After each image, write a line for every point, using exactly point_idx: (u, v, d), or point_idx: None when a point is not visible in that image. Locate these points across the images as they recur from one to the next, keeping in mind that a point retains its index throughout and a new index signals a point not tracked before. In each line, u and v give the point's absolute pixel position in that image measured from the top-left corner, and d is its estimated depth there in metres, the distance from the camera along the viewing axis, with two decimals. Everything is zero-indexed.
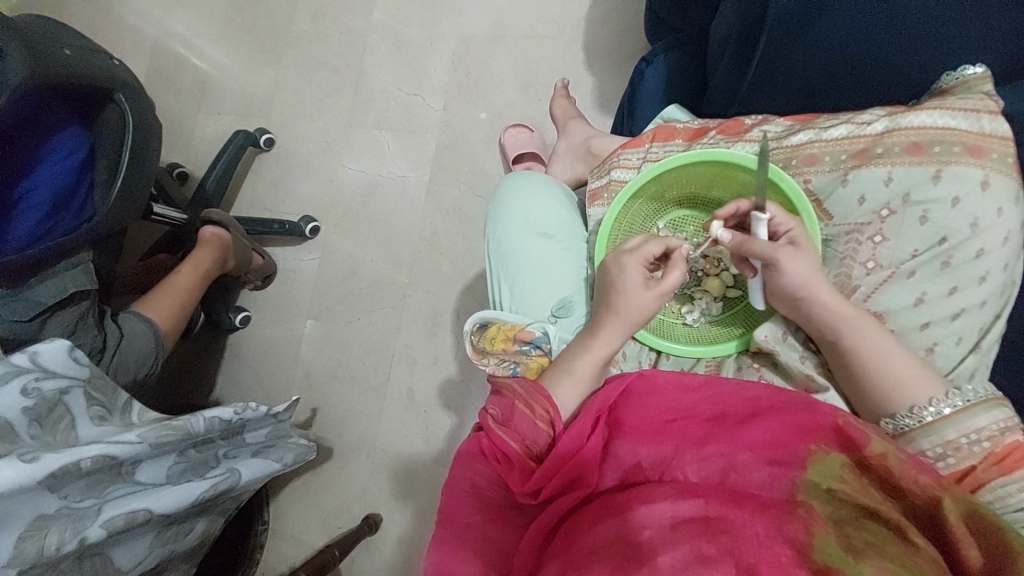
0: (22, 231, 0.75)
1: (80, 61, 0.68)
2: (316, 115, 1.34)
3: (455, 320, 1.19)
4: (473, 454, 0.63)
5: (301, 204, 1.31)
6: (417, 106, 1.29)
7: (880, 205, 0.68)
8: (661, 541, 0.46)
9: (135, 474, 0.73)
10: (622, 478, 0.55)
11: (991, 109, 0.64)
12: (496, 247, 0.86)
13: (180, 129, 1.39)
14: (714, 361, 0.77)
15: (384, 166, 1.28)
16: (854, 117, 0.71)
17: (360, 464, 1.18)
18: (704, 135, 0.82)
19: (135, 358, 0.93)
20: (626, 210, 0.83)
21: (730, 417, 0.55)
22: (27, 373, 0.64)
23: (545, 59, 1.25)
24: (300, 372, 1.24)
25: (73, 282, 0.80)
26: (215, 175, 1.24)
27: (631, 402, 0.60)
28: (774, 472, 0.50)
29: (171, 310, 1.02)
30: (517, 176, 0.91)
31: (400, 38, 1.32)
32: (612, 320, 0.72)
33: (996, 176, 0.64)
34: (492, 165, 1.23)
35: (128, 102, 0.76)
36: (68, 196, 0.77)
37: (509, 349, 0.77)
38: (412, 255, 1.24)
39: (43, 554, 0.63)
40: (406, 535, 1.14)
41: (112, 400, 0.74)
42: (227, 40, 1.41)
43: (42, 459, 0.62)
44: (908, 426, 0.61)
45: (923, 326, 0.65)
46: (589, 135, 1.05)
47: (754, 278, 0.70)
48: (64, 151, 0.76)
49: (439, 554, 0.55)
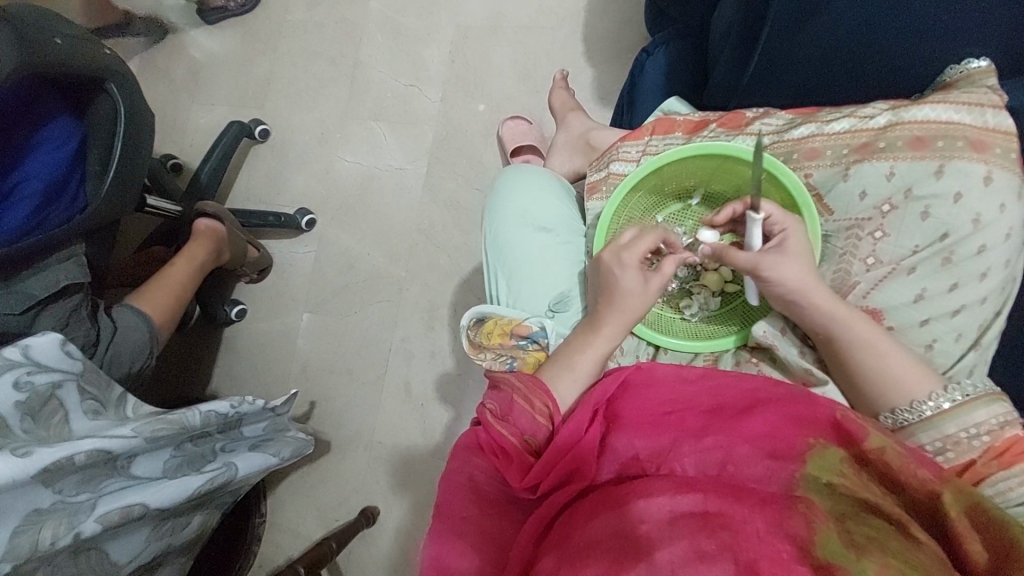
0: (14, 221, 0.74)
1: (70, 49, 0.67)
2: (312, 106, 1.33)
3: (452, 313, 1.19)
4: (471, 447, 0.62)
5: (297, 196, 1.30)
6: (414, 97, 1.28)
7: (881, 199, 0.67)
8: (659, 535, 0.45)
9: (130, 468, 0.72)
10: (619, 471, 0.55)
11: (996, 103, 0.63)
12: (494, 240, 0.85)
13: (174, 120, 1.38)
14: (713, 356, 0.77)
15: (381, 157, 1.27)
16: (856, 111, 0.70)
17: (358, 457, 1.17)
18: (704, 128, 0.81)
19: (129, 352, 0.92)
20: (626, 203, 0.82)
21: (728, 408, 0.55)
22: (19, 367, 0.64)
23: (544, 50, 1.24)
24: (297, 365, 1.23)
25: (66, 275, 0.79)
26: (209, 167, 1.22)
27: (629, 394, 0.60)
28: (772, 466, 0.50)
29: (165, 303, 1.01)
30: (515, 168, 0.90)
31: (397, 28, 1.31)
32: (612, 315, 0.71)
33: (999, 172, 0.63)
34: (490, 157, 1.23)
35: (122, 92, 0.74)
36: (60, 187, 0.76)
37: (506, 343, 0.77)
38: (409, 248, 1.23)
39: (38, 549, 0.62)
40: (403, 529, 1.14)
41: (106, 394, 0.74)
42: (220, 29, 1.39)
43: (35, 454, 0.61)
44: (908, 420, 0.60)
45: (922, 322, 0.65)
46: (588, 128, 1.04)
47: (748, 280, 0.71)
48: (56, 142, 0.75)
49: (437, 548, 0.54)
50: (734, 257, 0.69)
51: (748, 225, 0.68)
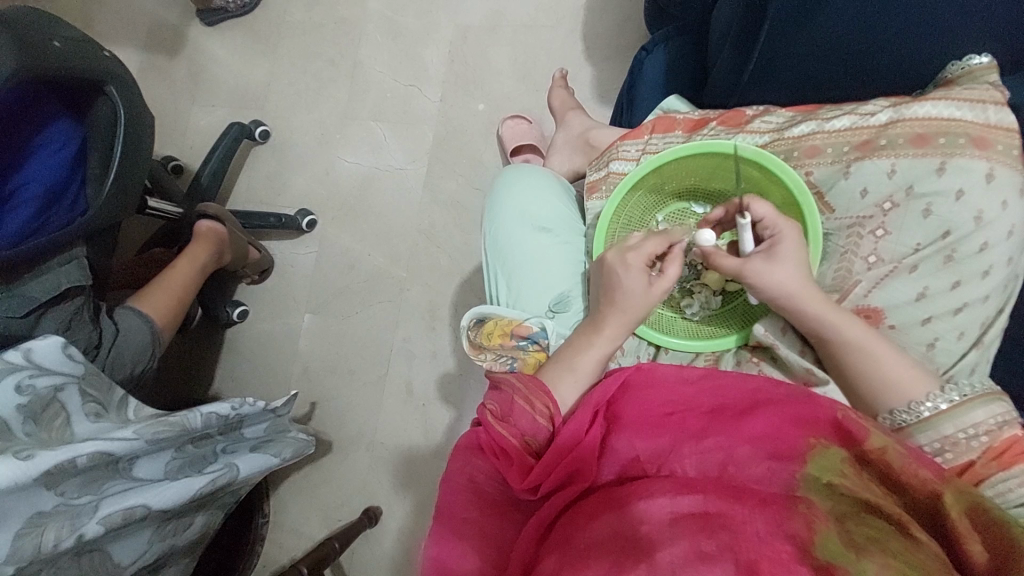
0: (15, 225, 0.73)
1: (69, 52, 0.67)
2: (312, 106, 1.32)
3: (454, 314, 1.19)
4: (471, 448, 0.62)
5: (298, 197, 1.30)
6: (413, 97, 1.28)
7: (882, 197, 0.67)
8: (660, 537, 0.45)
9: (133, 470, 0.72)
10: (620, 472, 0.55)
11: (997, 100, 0.63)
12: (493, 240, 0.85)
13: (174, 122, 1.38)
14: (713, 356, 0.76)
15: (381, 158, 1.27)
16: (856, 109, 0.70)
17: (360, 457, 1.18)
18: (704, 126, 0.80)
19: (131, 354, 0.92)
20: (625, 202, 0.82)
21: (729, 409, 0.55)
22: (21, 370, 0.65)
23: (543, 48, 1.23)
24: (299, 365, 1.23)
25: (68, 278, 0.79)
26: (210, 168, 1.22)
27: (629, 395, 0.59)
28: (773, 467, 0.49)
29: (167, 305, 1.01)
30: (515, 168, 0.90)
31: (396, 28, 1.31)
32: (613, 315, 0.71)
33: (1002, 169, 0.63)
34: (490, 157, 1.23)
35: (121, 93, 0.75)
36: (61, 190, 0.76)
37: (507, 344, 0.77)
38: (410, 248, 1.23)
39: (41, 551, 0.62)
40: (405, 529, 1.14)
41: (108, 397, 0.74)
42: (220, 31, 1.39)
43: (38, 457, 0.61)
44: (906, 421, 0.60)
45: (924, 321, 0.64)
46: (588, 127, 1.04)
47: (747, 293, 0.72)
48: (57, 144, 0.75)
49: (437, 549, 0.54)
50: (722, 262, 0.69)
51: (740, 230, 0.70)
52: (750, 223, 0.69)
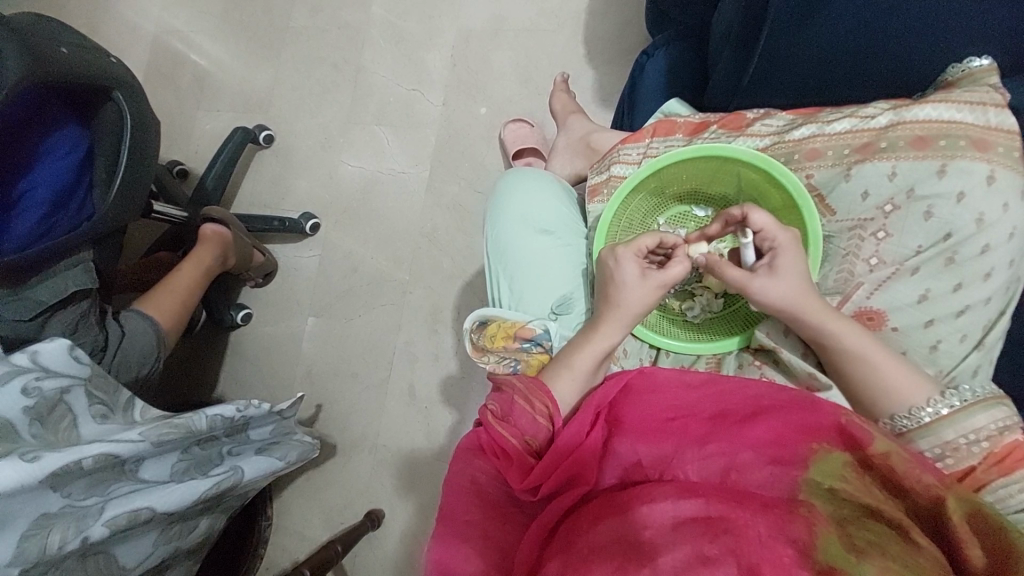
0: (21, 230, 0.74)
1: (77, 59, 0.68)
2: (315, 110, 1.33)
3: (455, 317, 1.19)
4: (473, 450, 0.62)
5: (301, 202, 1.30)
6: (416, 101, 1.28)
7: (883, 200, 0.67)
8: (662, 541, 0.45)
9: (139, 472, 0.73)
10: (622, 477, 0.55)
11: (997, 102, 0.63)
12: (495, 244, 0.85)
13: (179, 127, 1.39)
14: (715, 358, 0.76)
15: (383, 162, 1.28)
16: (857, 111, 0.70)
17: (363, 460, 1.18)
18: (705, 129, 0.81)
19: (137, 357, 0.93)
20: (627, 205, 0.82)
21: (731, 415, 0.54)
22: (27, 373, 0.65)
23: (545, 53, 1.24)
24: (302, 369, 1.24)
25: (74, 282, 0.80)
26: (214, 172, 1.23)
27: (630, 400, 0.59)
28: (775, 473, 0.50)
29: (170, 309, 1.02)
30: (515, 172, 0.90)
31: (399, 33, 1.32)
32: (612, 312, 0.71)
33: (1002, 171, 0.62)
34: (492, 161, 1.23)
35: (128, 100, 0.75)
36: (67, 195, 0.77)
37: (509, 347, 0.77)
38: (412, 251, 1.24)
39: (45, 552, 0.63)
40: (409, 532, 1.14)
41: (114, 398, 0.74)
42: (225, 36, 1.40)
43: (43, 459, 0.61)
44: (906, 426, 0.60)
45: (927, 324, 0.64)
46: (589, 130, 1.04)
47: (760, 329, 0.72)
48: (63, 150, 0.76)
49: (439, 552, 0.54)
50: (727, 273, 0.68)
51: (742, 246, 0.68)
52: (752, 243, 0.67)
